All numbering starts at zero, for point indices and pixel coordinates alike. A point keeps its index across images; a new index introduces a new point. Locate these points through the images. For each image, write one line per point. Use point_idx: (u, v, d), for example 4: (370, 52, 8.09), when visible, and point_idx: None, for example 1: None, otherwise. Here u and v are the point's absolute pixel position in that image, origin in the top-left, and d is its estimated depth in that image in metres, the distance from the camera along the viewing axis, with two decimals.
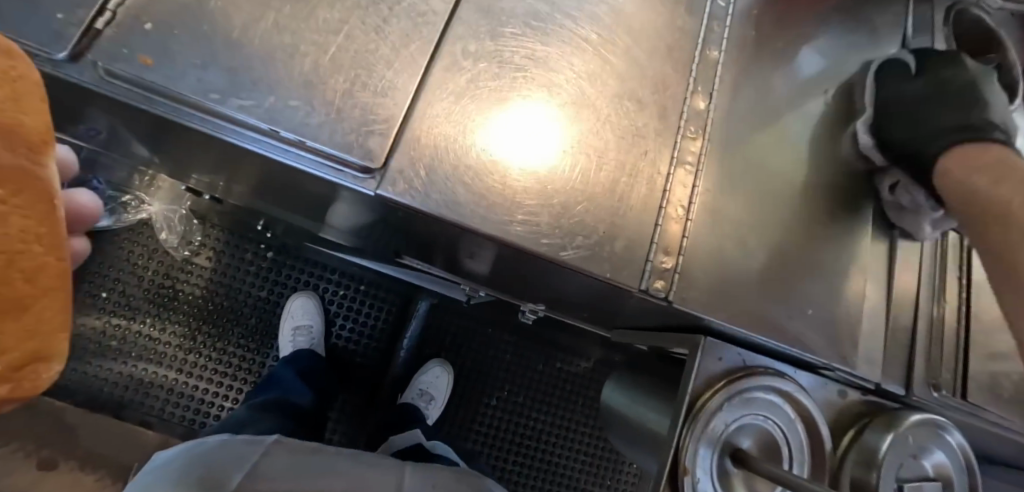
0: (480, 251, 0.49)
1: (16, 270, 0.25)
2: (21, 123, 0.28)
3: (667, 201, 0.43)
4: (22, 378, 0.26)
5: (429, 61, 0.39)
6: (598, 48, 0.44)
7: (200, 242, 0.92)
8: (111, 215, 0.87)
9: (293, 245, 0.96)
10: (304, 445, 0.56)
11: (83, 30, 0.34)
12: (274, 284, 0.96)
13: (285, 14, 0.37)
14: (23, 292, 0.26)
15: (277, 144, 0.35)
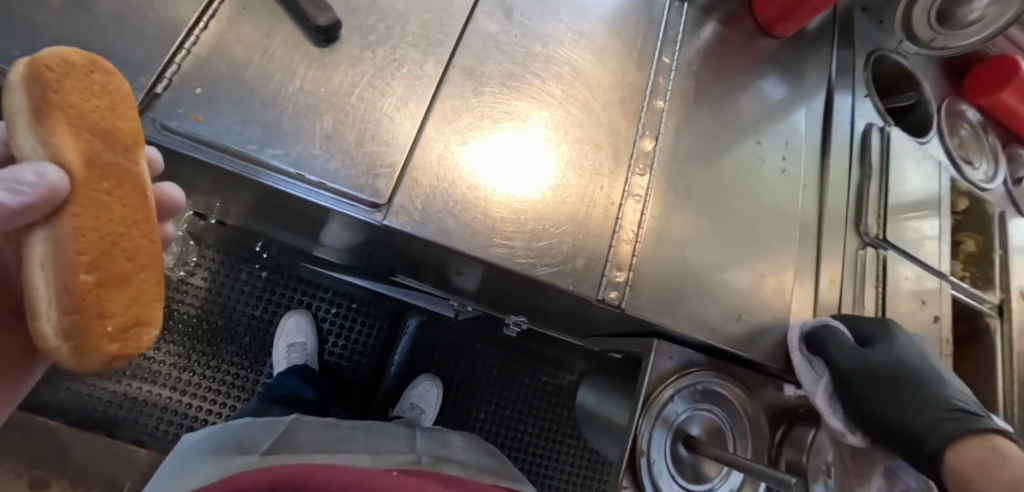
0: (467, 270, 0.57)
1: (119, 248, 0.25)
2: (113, 124, 0.27)
3: (619, 226, 0.53)
4: (128, 343, 0.26)
5: (425, 117, 0.48)
6: (561, 101, 0.54)
7: (195, 262, 1.00)
8: None
9: (287, 264, 1.05)
10: (321, 421, 0.64)
11: (145, 92, 0.42)
12: (268, 302, 1.04)
13: (309, 81, 0.46)
14: (125, 267, 0.25)
15: (302, 186, 0.43)
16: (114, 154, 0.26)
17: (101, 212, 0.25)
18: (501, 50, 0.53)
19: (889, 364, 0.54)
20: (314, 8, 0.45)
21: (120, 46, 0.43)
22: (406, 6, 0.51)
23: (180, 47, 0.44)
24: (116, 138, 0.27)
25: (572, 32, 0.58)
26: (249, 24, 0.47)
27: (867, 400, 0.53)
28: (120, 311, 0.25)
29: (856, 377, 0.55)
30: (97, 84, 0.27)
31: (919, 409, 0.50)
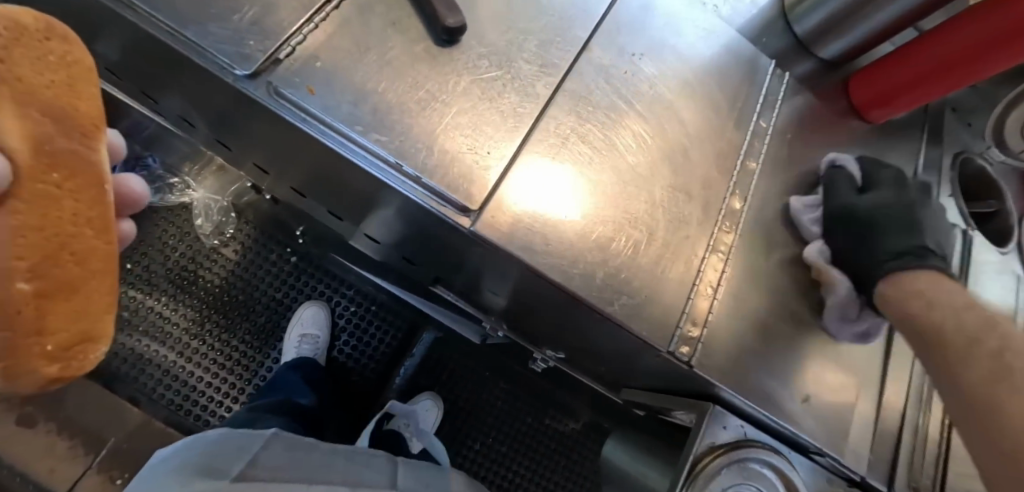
0: (503, 280, 0.56)
1: (67, 252, 0.33)
2: (76, 109, 0.35)
3: (699, 280, 0.52)
4: (71, 358, 0.34)
5: (527, 132, 0.48)
6: (654, 141, 0.54)
7: (231, 235, 1.04)
8: (156, 194, 1.00)
9: (316, 254, 1.06)
10: (302, 440, 0.69)
11: (268, 58, 0.43)
12: (291, 288, 1.05)
13: (426, 77, 0.47)
14: (71, 272, 0.33)
15: (398, 175, 0.43)
16: (61, 140, 0.33)
17: (50, 213, 0.32)
18: (608, 83, 0.54)
19: (875, 208, 0.57)
20: (444, 8, 0.46)
21: (250, 8, 0.44)
22: (527, 24, 0.52)
23: (308, 21, 0.45)
24: (66, 122, 0.34)
25: (675, 77, 0.58)
26: (379, 10, 0.47)
27: (859, 239, 0.57)
28: (61, 326, 0.33)
29: (876, 211, 0.57)
30: (51, 56, 0.34)
31: (883, 247, 0.55)
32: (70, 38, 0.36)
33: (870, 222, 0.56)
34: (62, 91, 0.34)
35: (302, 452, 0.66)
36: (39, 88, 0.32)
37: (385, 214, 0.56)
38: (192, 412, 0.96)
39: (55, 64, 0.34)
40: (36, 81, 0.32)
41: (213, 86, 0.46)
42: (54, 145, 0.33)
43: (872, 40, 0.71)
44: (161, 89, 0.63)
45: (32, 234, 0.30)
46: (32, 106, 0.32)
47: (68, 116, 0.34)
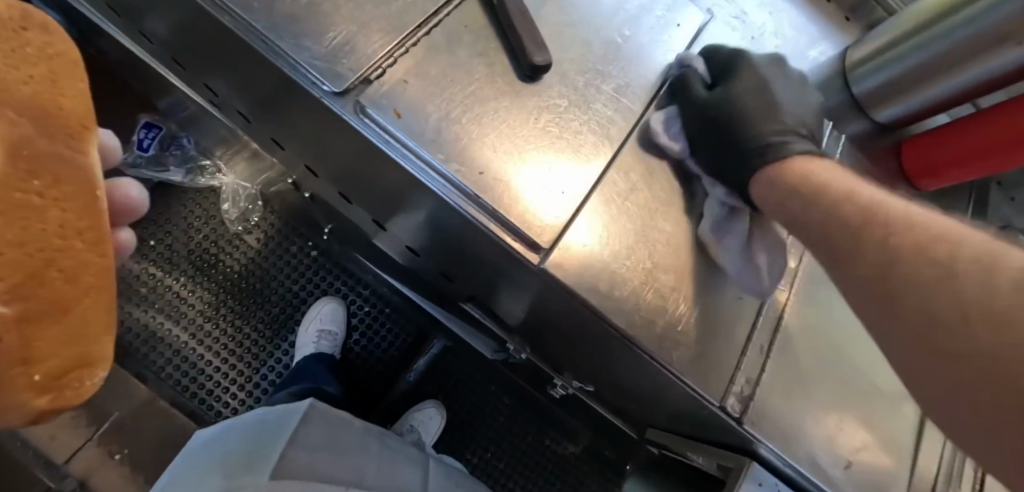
0: (518, 289, 0.62)
1: (53, 269, 0.37)
2: (60, 106, 0.40)
3: (754, 338, 0.55)
4: (65, 385, 0.39)
5: (599, 176, 0.50)
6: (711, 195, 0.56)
7: (254, 222, 1.40)
8: (182, 173, 1.37)
9: (333, 250, 1.44)
10: (338, 418, 0.80)
11: (358, 78, 0.45)
12: (303, 274, 1.42)
13: (507, 111, 0.48)
14: (58, 291, 0.38)
15: (475, 207, 0.45)
16: (45, 143, 0.38)
17: (35, 223, 0.36)
18: None
19: (722, 99, 0.51)
20: (533, 45, 0.47)
21: (344, 27, 0.46)
22: (604, 66, 0.53)
23: (401, 46, 0.46)
24: (51, 125, 0.39)
25: None
26: (468, 41, 0.48)
27: (723, 136, 0.50)
28: (53, 352, 0.38)
29: (723, 98, 0.51)
30: (29, 47, 0.38)
31: (760, 137, 0.49)
32: (50, 27, 0.41)
33: (715, 113, 0.51)
34: (41, 87, 0.38)
35: (336, 433, 0.78)
36: (23, 91, 0.37)
37: (448, 239, 0.60)
38: (210, 366, 1.33)
39: (35, 55, 0.39)
40: (18, 84, 0.37)
41: (304, 101, 0.49)
42: (33, 148, 0.37)
43: (932, 111, 0.71)
44: (249, 87, 0.68)
45: (15, 250, 0.34)
46: (8, 106, 0.35)
47: (52, 117, 0.39)
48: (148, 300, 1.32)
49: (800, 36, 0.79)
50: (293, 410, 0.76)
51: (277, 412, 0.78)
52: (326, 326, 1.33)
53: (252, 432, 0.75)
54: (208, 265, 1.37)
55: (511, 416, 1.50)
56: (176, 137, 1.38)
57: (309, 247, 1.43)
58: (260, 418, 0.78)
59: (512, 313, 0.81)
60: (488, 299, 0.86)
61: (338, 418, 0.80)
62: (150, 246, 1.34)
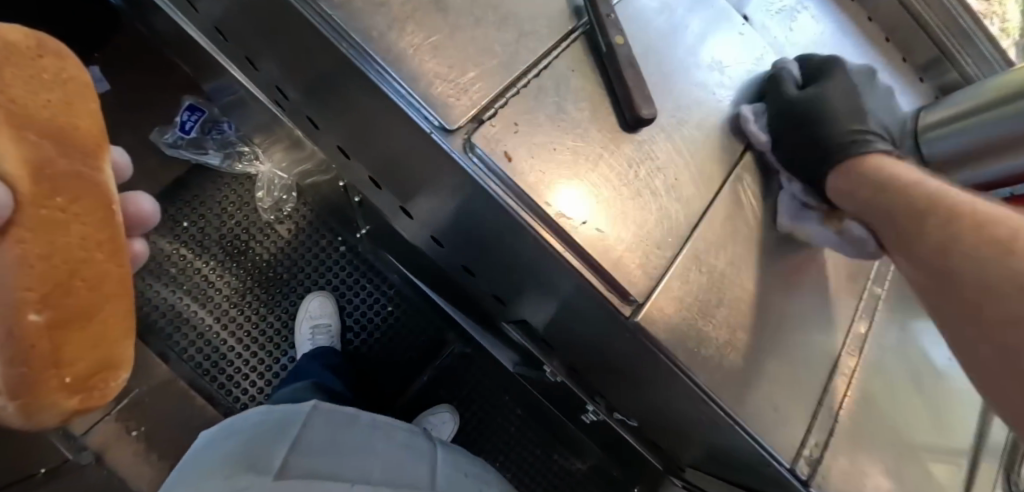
0: (545, 294, 0.61)
1: (77, 277, 0.41)
2: (78, 126, 0.43)
3: (824, 402, 0.57)
4: (91, 387, 0.44)
5: (687, 233, 0.52)
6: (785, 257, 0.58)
7: (286, 213, 1.41)
8: (220, 158, 1.38)
9: (360, 248, 1.44)
10: (341, 416, 0.82)
11: (471, 120, 0.46)
12: (330, 268, 1.43)
13: (609, 158, 0.50)
14: (82, 297, 0.41)
15: (574, 254, 0.46)
16: (68, 163, 0.41)
17: (59, 238, 0.39)
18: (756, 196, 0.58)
19: (810, 98, 0.58)
20: (640, 98, 0.49)
21: (467, 69, 0.47)
22: (693, 121, 0.55)
23: (511, 86, 0.48)
24: (70, 146, 0.42)
25: None
26: (574, 83, 0.50)
27: (807, 117, 0.57)
28: (78, 358, 0.42)
29: (811, 103, 0.57)
30: (44, 73, 0.40)
31: (839, 134, 0.57)
32: (62, 53, 0.43)
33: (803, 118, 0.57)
34: (60, 109, 0.41)
35: (337, 430, 0.79)
36: (35, 107, 0.39)
37: (522, 275, 0.62)
38: (234, 352, 1.34)
39: (50, 81, 0.41)
40: (33, 102, 0.39)
41: (405, 133, 0.51)
42: (54, 168, 0.39)
43: (993, 183, 0.73)
44: (332, 101, 0.69)
45: (39, 263, 0.37)
46: (30, 129, 0.38)
47: (68, 136, 0.42)
48: (175, 280, 1.33)
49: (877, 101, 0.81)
50: (293, 414, 0.78)
51: (273, 415, 0.78)
52: (318, 320, 1.35)
53: (252, 434, 0.74)
54: (237, 250, 1.37)
55: (522, 428, 1.51)
56: (217, 121, 1.39)
57: (338, 242, 1.44)
58: (262, 417, 0.78)
59: (536, 318, 0.83)
60: (507, 297, 0.87)
61: (343, 415, 0.82)
62: (180, 227, 1.35)
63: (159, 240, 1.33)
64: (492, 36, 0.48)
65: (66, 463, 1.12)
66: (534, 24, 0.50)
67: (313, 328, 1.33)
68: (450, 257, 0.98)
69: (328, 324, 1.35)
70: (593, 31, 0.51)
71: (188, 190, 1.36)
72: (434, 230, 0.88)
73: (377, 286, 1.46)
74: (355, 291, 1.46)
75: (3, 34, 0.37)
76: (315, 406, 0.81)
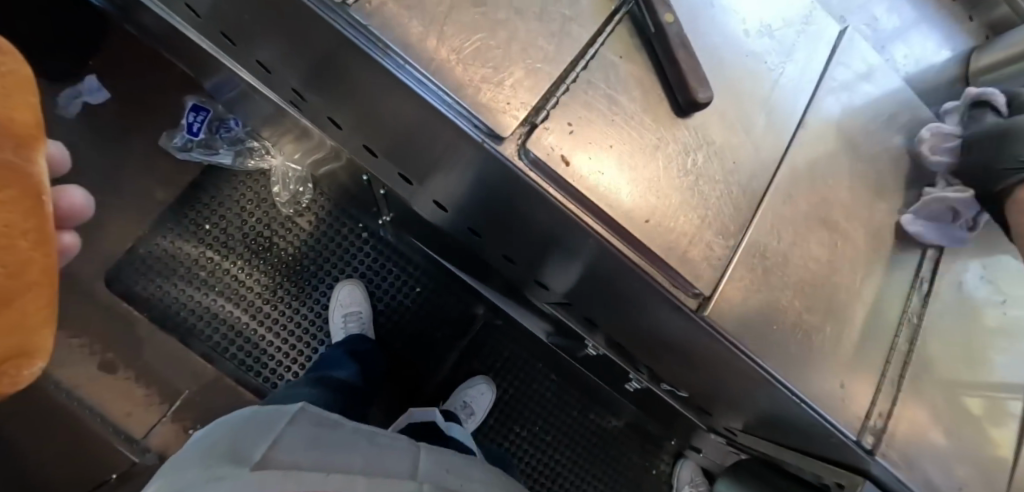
0: (573, 255, 0.59)
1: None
2: (12, 119, 0.44)
3: (888, 372, 0.57)
4: (5, 369, 0.44)
5: (750, 216, 0.50)
6: (845, 230, 0.56)
7: (305, 207, 1.40)
8: (232, 156, 1.35)
9: (383, 233, 1.44)
10: (325, 418, 0.80)
11: (525, 124, 0.44)
12: (355, 256, 1.43)
13: (668, 148, 0.48)
14: (4, 286, 0.41)
15: (639, 258, 0.46)
16: (1, 154, 0.42)
17: None
18: (814, 167, 0.55)
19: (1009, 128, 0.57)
20: (696, 81, 0.46)
21: (513, 68, 0.44)
22: (747, 95, 0.52)
23: (561, 81, 0.45)
24: (3, 135, 0.42)
25: (864, 156, 0.59)
26: (622, 69, 0.47)
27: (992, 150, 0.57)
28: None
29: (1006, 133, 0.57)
30: None
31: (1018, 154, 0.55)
32: (5, 51, 0.45)
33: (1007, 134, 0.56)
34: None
35: (325, 427, 0.77)
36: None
37: (578, 268, 0.63)
38: (272, 349, 1.34)
39: None
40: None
41: (453, 142, 0.49)
42: None
43: None
44: (361, 106, 0.68)
45: None
46: None
47: (3, 128, 0.42)
48: (207, 282, 1.32)
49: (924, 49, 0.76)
50: (282, 412, 0.76)
51: (264, 412, 0.77)
52: (350, 308, 1.36)
53: (245, 426, 0.73)
54: (262, 247, 1.36)
55: (558, 392, 1.53)
56: (223, 118, 1.36)
57: (358, 229, 1.43)
58: (252, 417, 0.76)
59: (559, 285, 0.84)
60: (540, 273, 0.88)
61: (329, 420, 0.79)
62: (204, 230, 1.33)
63: (184, 244, 1.31)
64: (535, 29, 0.45)
65: (134, 466, 1.17)
66: (575, 7, 0.47)
67: (345, 316, 1.36)
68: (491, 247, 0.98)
69: (360, 311, 1.37)
70: (637, 10, 0.48)
71: (206, 192, 1.34)
72: (470, 222, 0.87)
73: (402, 269, 1.46)
74: (382, 276, 1.45)
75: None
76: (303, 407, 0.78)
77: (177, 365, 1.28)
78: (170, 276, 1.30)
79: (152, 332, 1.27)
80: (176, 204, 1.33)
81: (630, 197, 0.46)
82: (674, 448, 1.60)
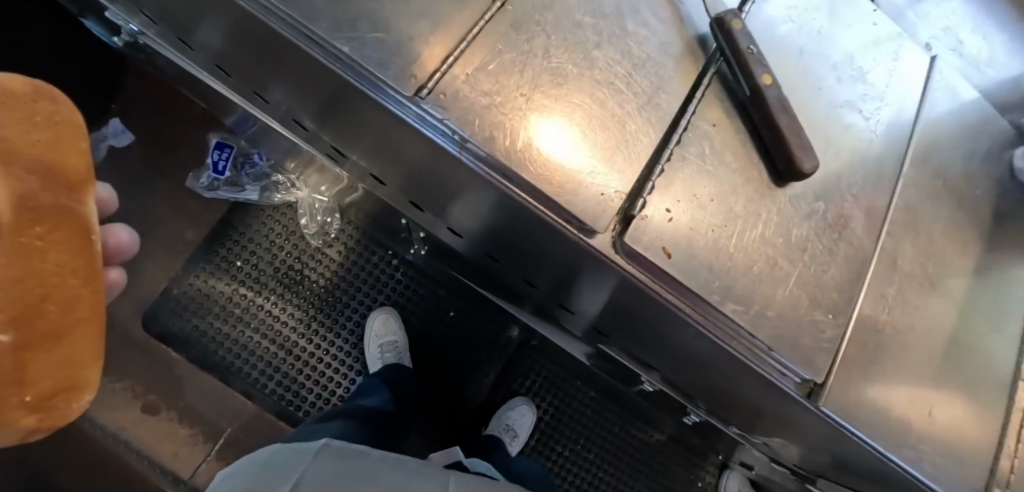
0: (604, 286, 0.55)
1: (48, 303, 0.40)
2: (63, 165, 0.43)
3: (1006, 436, 0.51)
4: (53, 407, 0.42)
5: (862, 288, 0.46)
6: (951, 286, 0.52)
7: (334, 236, 1.25)
8: (260, 191, 1.20)
9: (420, 259, 1.29)
10: (350, 450, 0.70)
11: (620, 214, 0.40)
12: (393, 284, 1.28)
13: (770, 220, 0.43)
14: (49, 322, 0.40)
15: (746, 347, 0.42)
16: (48, 196, 0.41)
17: (35, 265, 0.39)
18: (919, 224, 0.50)
19: None
20: (800, 148, 0.42)
21: (602, 151, 0.40)
22: (846, 149, 0.48)
23: (654, 160, 0.41)
24: (54, 179, 0.41)
25: (964, 202, 0.55)
26: (717, 140, 0.43)
27: None
28: (43, 376, 0.40)
29: None
30: (35, 116, 0.41)
31: None
32: (59, 99, 0.44)
33: None
34: (50, 148, 0.42)
35: (352, 463, 0.67)
36: (23, 147, 0.40)
37: (654, 333, 0.59)
38: (314, 392, 1.19)
39: None
40: (25, 144, 0.40)
41: (530, 223, 0.46)
42: (37, 201, 0.39)
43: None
44: (407, 169, 0.64)
45: (13, 286, 0.37)
46: (15, 166, 0.39)
47: (53, 172, 0.41)
48: (242, 321, 1.17)
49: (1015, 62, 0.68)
50: (306, 449, 0.68)
51: (289, 450, 0.70)
52: (384, 338, 1.21)
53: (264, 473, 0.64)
54: (295, 281, 1.21)
55: (599, 408, 1.41)
56: (247, 152, 1.19)
57: (391, 256, 1.28)
58: (274, 451, 0.71)
59: (603, 319, 0.81)
60: (567, 300, 0.85)
61: (353, 452, 0.70)
62: (235, 266, 1.18)
63: (217, 283, 1.17)
64: (621, 105, 0.42)
65: None
66: (660, 73, 0.43)
67: (379, 347, 1.21)
68: (543, 294, 0.95)
69: (396, 341, 1.22)
70: (728, 70, 0.44)
71: (234, 228, 1.19)
72: (519, 267, 0.84)
73: (437, 295, 1.31)
74: (420, 305, 1.31)
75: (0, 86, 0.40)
76: (325, 442, 0.69)
77: (219, 404, 1.14)
78: (202, 317, 1.15)
79: (183, 379, 1.13)
80: (203, 242, 1.18)
81: (736, 285, 0.41)
82: (720, 459, 1.49)
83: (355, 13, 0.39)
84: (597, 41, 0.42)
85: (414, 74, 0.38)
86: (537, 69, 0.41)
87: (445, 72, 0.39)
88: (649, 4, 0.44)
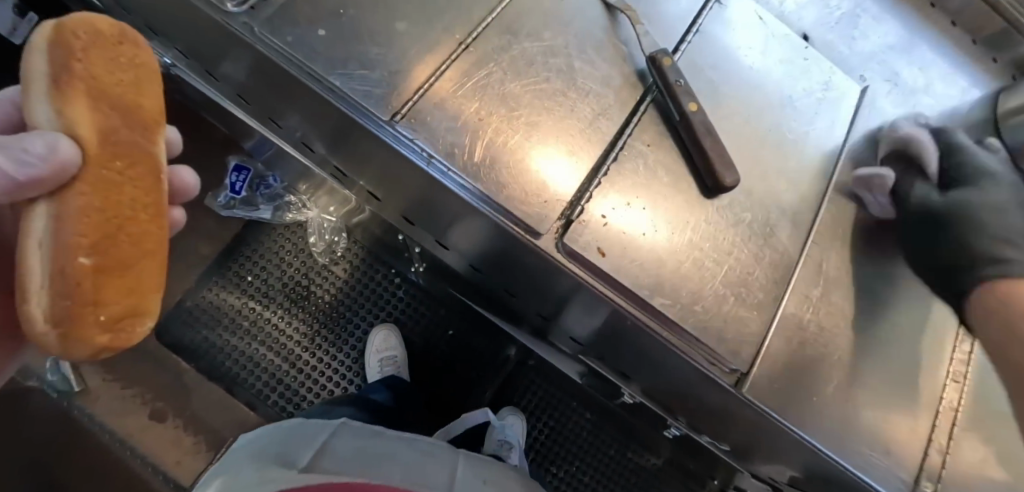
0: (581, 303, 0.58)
1: (124, 233, 0.31)
2: (140, 105, 0.35)
3: (936, 433, 0.56)
4: (122, 329, 0.32)
5: (785, 290, 0.51)
6: (878, 293, 0.57)
7: (340, 255, 1.31)
8: (272, 211, 1.28)
9: (423, 278, 1.33)
10: (369, 429, 0.75)
11: (561, 221, 0.46)
12: (395, 303, 1.32)
13: (698, 227, 0.50)
14: (125, 250, 0.31)
15: (679, 338, 0.47)
16: (124, 130, 0.32)
17: (116, 195, 0.31)
18: (845, 237, 0.56)
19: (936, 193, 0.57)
20: (721, 165, 0.48)
21: (548, 166, 0.47)
22: (775, 168, 0.54)
23: (593, 174, 0.48)
24: (132, 115, 0.33)
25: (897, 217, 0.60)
26: (651, 158, 0.50)
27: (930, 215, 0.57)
28: (115, 299, 0.31)
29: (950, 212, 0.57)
30: (123, 57, 0.33)
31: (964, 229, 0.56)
32: (136, 40, 0.35)
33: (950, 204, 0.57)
34: (131, 90, 0.34)
35: (369, 439, 0.73)
36: (110, 85, 0.32)
37: (612, 338, 0.64)
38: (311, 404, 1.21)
39: (127, 65, 0.34)
40: (107, 80, 0.32)
41: (492, 232, 0.53)
42: (118, 135, 0.32)
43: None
44: (397, 189, 0.71)
45: (96, 210, 0.29)
46: (103, 101, 0.31)
47: (131, 106, 0.33)
48: (249, 334, 1.22)
49: (952, 91, 0.76)
50: (324, 426, 0.74)
51: (313, 423, 0.75)
52: (384, 353, 1.24)
53: (288, 437, 0.71)
54: (301, 296, 1.27)
55: (595, 430, 1.38)
56: (263, 176, 1.28)
57: (394, 275, 1.33)
58: (298, 425, 0.74)
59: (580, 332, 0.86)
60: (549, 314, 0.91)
61: (374, 430, 0.75)
62: (246, 281, 1.25)
63: (228, 296, 1.23)
64: (567, 129, 0.49)
65: None
66: (602, 102, 0.50)
67: (379, 361, 1.23)
68: (524, 304, 0.99)
69: (396, 355, 1.25)
70: (662, 98, 0.51)
71: (247, 244, 1.27)
72: (504, 281, 0.90)
73: (438, 314, 1.34)
74: (421, 323, 1.34)
75: (88, 21, 0.31)
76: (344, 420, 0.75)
77: (224, 414, 1.17)
78: (212, 328, 1.20)
79: (190, 389, 1.17)
80: (217, 256, 1.25)
81: (665, 283, 0.47)
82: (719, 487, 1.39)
83: (345, 54, 0.47)
84: (548, 76, 0.50)
85: (390, 102, 0.46)
86: (495, 99, 0.48)
87: (417, 100, 0.47)
88: (595, 47, 0.52)
